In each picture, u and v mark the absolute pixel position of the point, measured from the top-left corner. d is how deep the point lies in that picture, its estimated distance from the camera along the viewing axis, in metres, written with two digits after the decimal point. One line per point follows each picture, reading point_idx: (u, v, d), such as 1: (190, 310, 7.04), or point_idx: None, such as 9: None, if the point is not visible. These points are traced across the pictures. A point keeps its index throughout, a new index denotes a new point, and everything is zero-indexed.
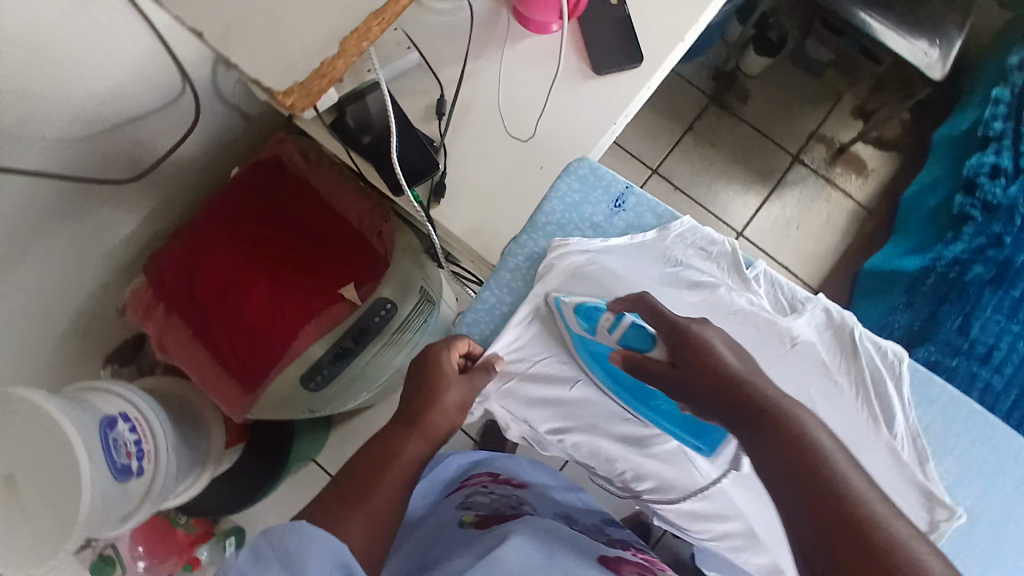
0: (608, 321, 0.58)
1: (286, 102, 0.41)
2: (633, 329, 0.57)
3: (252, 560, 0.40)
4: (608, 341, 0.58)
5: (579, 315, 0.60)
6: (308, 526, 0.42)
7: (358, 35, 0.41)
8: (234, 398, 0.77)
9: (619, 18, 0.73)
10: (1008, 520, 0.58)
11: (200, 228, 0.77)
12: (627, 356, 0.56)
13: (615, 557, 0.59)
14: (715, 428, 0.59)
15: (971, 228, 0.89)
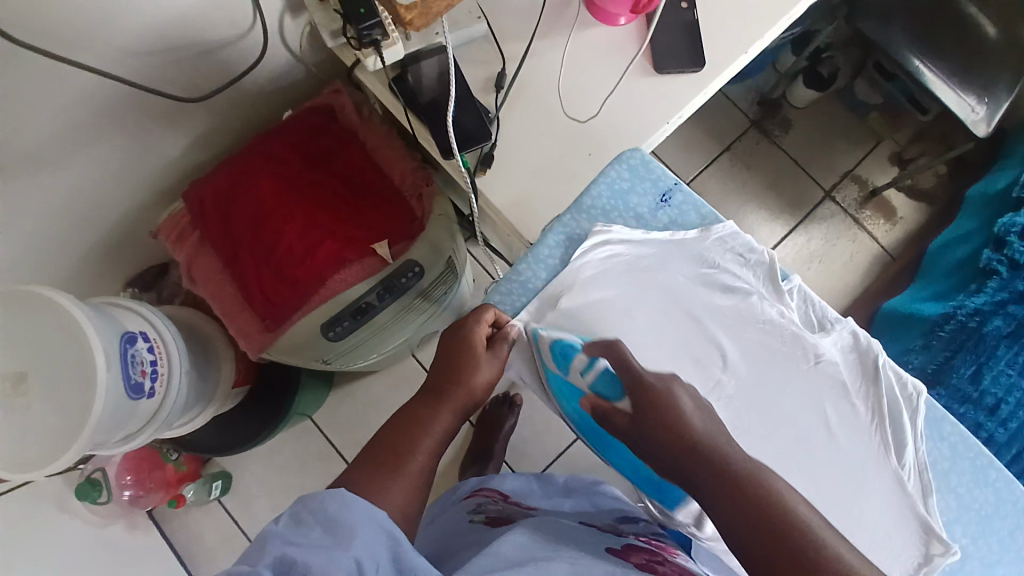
0: (581, 363, 0.60)
1: (408, 17, 0.61)
2: (605, 375, 0.59)
3: (293, 525, 0.42)
4: (579, 383, 0.61)
5: (555, 352, 0.61)
6: (347, 493, 0.44)
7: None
8: (253, 335, 0.78)
9: (688, 21, 0.73)
10: (998, 563, 0.61)
11: (246, 162, 0.79)
12: (595, 404, 0.57)
13: (622, 547, 0.56)
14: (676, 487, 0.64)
15: (995, 282, 0.90)
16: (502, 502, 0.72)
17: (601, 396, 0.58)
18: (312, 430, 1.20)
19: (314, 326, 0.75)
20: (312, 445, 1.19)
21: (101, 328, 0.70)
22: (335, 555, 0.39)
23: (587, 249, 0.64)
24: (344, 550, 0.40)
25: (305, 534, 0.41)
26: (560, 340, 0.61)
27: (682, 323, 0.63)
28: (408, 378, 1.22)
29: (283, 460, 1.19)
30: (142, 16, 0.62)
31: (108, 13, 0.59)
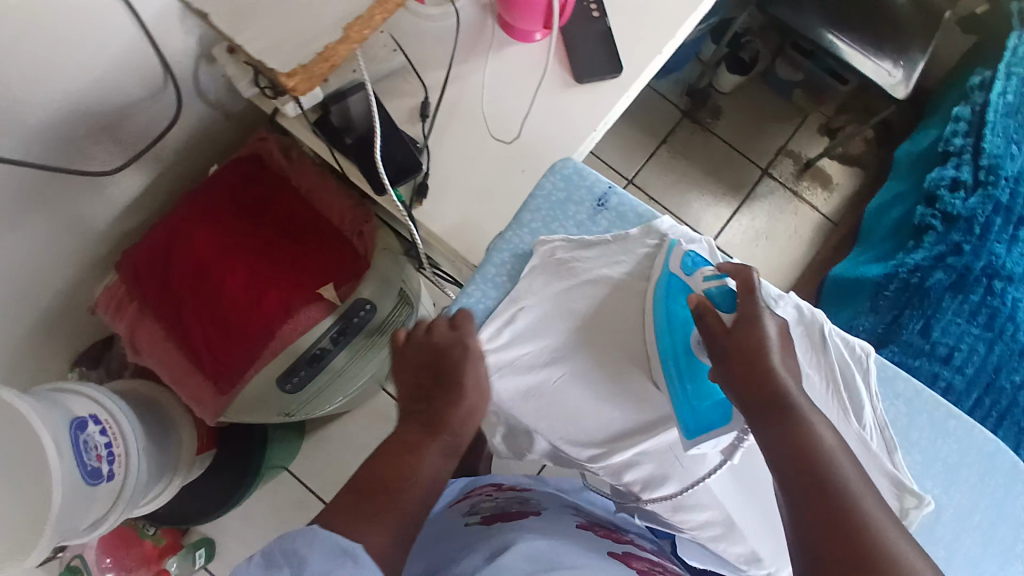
0: (708, 271, 0.57)
1: (291, 83, 0.52)
2: (727, 291, 0.55)
3: (263, 568, 0.40)
4: (694, 286, 0.58)
5: (686, 256, 0.60)
6: (319, 530, 0.43)
7: (355, 25, 0.52)
8: (207, 401, 0.76)
9: (602, 29, 0.75)
10: (972, 513, 0.63)
11: (173, 223, 0.76)
12: (703, 302, 0.54)
13: (622, 552, 0.63)
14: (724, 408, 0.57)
15: (932, 238, 0.93)
16: (492, 496, 0.76)
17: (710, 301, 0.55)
18: (290, 482, 1.17)
19: (269, 380, 0.74)
20: (292, 497, 1.16)
21: (50, 417, 0.67)
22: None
23: (533, 263, 0.65)
24: None
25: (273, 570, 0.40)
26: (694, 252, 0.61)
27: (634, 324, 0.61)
28: (381, 413, 1.20)
29: (264, 517, 1.15)
30: (51, 94, 0.60)
31: (13, 95, 0.57)
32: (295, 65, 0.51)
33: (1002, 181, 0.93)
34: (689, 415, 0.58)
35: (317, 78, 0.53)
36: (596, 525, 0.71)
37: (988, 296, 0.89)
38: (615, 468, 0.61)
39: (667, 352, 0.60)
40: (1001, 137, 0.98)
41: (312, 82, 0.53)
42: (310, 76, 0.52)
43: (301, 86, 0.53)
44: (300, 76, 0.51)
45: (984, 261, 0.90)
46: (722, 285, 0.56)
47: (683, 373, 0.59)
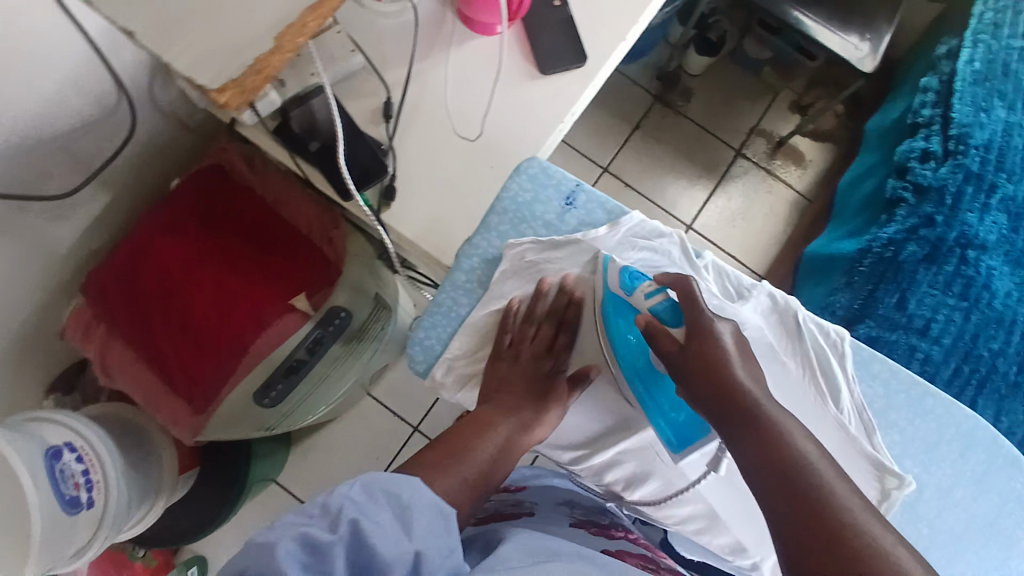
0: (648, 288, 0.57)
1: (221, 99, 0.42)
2: (669, 305, 0.55)
3: (366, 498, 0.46)
4: (640, 305, 0.57)
5: (624, 273, 0.59)
6: (415, 483, 0.49)
7: (293, 30, 0.41)
8: (184, 420, 0.75)
9: (564, 18, 0.73)
10: (953, 483, 0.64)
11: (136, 242, 0.74)
12: (651, 324, 0.54)
13: (615, 550, 0.63)
14: (699, 424, 0.57)
15: (904, 211, 0.93)
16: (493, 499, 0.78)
17: (661, 321, 0.55)
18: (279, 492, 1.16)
19: (245, 398, 0.73)
20: (282, 508, 1.15)
21: (24, 447, 0.65)
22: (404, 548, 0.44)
23: (502, 266, 0.64)
24: (411, 534, 0.45)
25: (378, 510, 0.46)
26: (630, 267, 0.60)
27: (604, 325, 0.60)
28: (366, 417, 1.19)
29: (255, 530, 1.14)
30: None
31: None
32: (224, 79, 0.41)
33: (972, 150, 0.94)
34: (669, 428, 0.59)
35: (249, 90, 0.44)
36: (590, 521, 0.71)
37: (962, 266, 0.89)
38: (596, 469, 0.63)
39: (631, 375, 0.60)
40: (970, 105, 0.98)
41: (245, 95, 0.43)
42: (243, 90, 0.42)
43: (233, 101, 0.43)
44: (232, 91, 0.41)
45: (957, 231, 0.90)
46: (665, 298, 0.56)
47: (652, 391, 0.59)
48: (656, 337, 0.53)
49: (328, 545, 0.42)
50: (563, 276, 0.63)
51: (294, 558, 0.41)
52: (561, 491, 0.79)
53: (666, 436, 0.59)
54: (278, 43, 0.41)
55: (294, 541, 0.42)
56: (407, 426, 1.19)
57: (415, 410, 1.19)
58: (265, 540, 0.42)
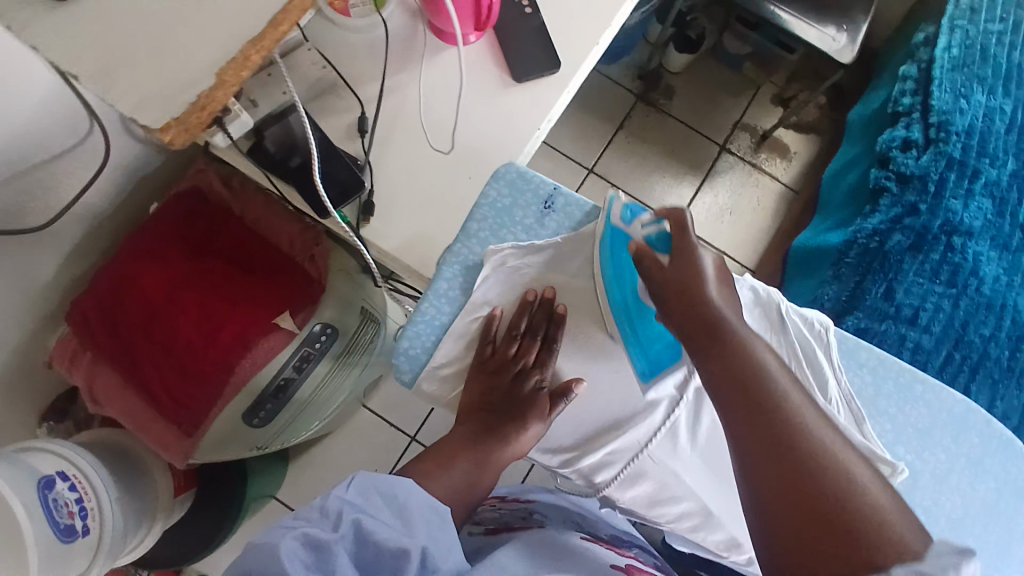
0: (647, 217, 0.56)
1: (166, 138, 0.40)
2: (662, 234, 0.54)
3: (362, 499, 0.47)
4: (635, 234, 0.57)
5: (624, 207, 0.58)
6: (411, 484, 0.50)
7: (235, 65, 0.40)
8: (173, 444, 0.75)
9: (536, 25, 0.73)
10: (948, 473, 0.64)
11: (117, 267, 0.74)
12: (640, 250, 0.54)
13: (625, 564, 0.60)
14: (673, 353, 0.59)
15: (887, 200, 0.94)
16: (497, 507, 0.78)
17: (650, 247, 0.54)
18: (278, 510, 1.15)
19: (233, 420, 0.73)
20: None
21: (16, 479, 0.65)
22: (407, 542, 0.44)
23: (484, 274, 0.62)
24: (413, 532, 0.46)
25: (376, 509, 0.46)
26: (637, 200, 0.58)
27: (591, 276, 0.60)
28: (362, 431, 1.18)
29: None
30: None
31: None
32: (167, 118, 0.39)
33: (953, 137, 0.94)
34: (644, 359, 0.60)
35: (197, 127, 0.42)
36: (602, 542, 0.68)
37: (948, 253, 0.89)
38: (586, 472, 0.62)
39: (615, 303, 0.60)
40: (950, 92, 0.98)
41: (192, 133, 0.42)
42: (187, 128, 0.40)
43: (179, 140, 0.41)
44: (176, 127, 0.40)
45: (941, 219, 0.90)
46: (659, 229, 0.55)
47: (634, 324, 0.60)
48: (644, 262, 0.53)
49: (331, 540, 0.42)
50: (547, 287, 0.62)
51: (297, 557, 0.40)
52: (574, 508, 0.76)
53: (641, 363, 0.60)
54: (222, 79, 0.40)
55: (298, 539, 0.42)
56: (405, 438, 1.18)
57: (412, 421, 1.19)
58: (264, 542, 0.42)
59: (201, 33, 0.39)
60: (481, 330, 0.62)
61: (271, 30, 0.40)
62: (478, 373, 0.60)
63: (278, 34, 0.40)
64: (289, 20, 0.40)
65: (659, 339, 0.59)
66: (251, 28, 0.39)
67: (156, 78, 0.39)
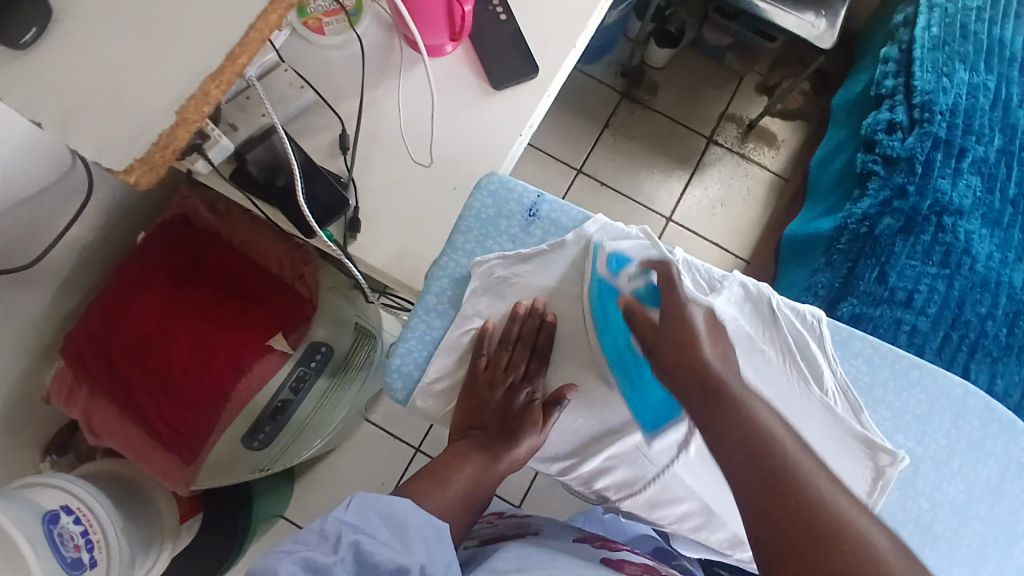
0: (634, 270, 0.61)
1: (130, 178, 0.42)
2: (651, 289, 0.61)
3: (360, 518, 0.46)
4: (621, 286, 0.61)
5: (610, 257, 0.61)
6: (409, 502, 0.50)
7: (196, 101, 0.40)
8: (175, 472, 0.76)
9: (511, 32, 0.73)
10: (950, 458, 0.63)
11: (109, 298, 0.74)
12: (632, 303, 0.59)
13: (616, 559, 0.64)
14: (671, 407, 0.61)
15: (875, 184, 0.93)
16: (494, 523, 0.78)
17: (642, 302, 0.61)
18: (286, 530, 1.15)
19: (233, 446, 0.74)
20: None
21: (19, 515, 0.65)
22: (405, 561, 0.44)
23: (472, 285, 0.62)
24: (410, 550, 0.46)
25: (375, 529, 0.46)
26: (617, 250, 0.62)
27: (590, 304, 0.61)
28: (366, 445, 1.18)
29: None
30: None
31: None
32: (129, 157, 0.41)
33: (937, 116, 0.94)
34: (643, 411, 0.61)
35: (162, 165, 0.43)
36: (594, 541, 0.71)
37: (939, 233, 0.89)
38: (586, 478, 0.61)
39: (610, 355, 0.61)
40: (932, 71, 0.98)
41: (158, 171, 0.43)
42: (153, 168, 0.42)
43: (146, 177, 0.43)
44: (138, 170, 0.42)
45: (931, 200, 0.90)
46: (647, 283, 0.61)
47: (631, 377, 0.61)
48: (634, 315, 0.59)
49: (330, 564, 0.42)
50: (533, 297, 0.61)
51: None
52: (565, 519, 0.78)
53: (642, 416, 0.61)
54: (183, 116, 0.40)
55: (296, 564, 0.41)
56: (409, 449, 1.18)
57: (415, 433, 1.18)
58: (261, 568, 0.42)
59: (161, 72, 0.39)
60: (472, 343, 0.61)
61: (228, 65, 0.40)
62: (469, 391, 0.60)
63: (237, 68, 0.40)
64: (246, 54, 0.40)
65: (654, 388, 0.61)
66: (211, 65, 0.39)
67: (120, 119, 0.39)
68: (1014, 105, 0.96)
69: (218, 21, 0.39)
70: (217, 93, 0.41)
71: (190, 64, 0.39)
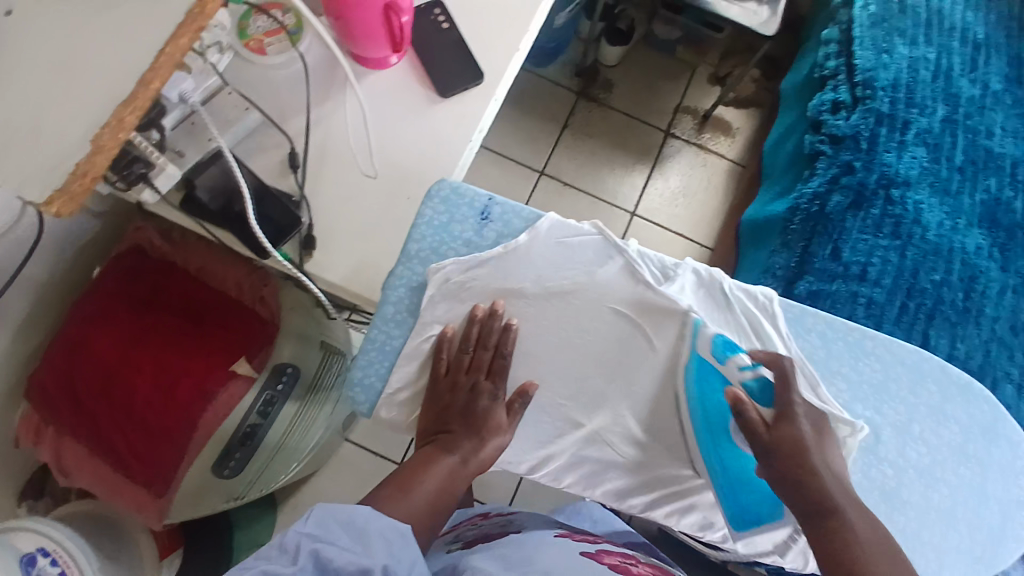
0: (744, 361, 0.61)
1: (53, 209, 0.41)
2: (763, 385, 0.61)
3: (322, 527, 0.46)
4: (732, 378, 0.62)
5: (718, 344, 0.62)
6: (370, 509, 0.49)
7: (110, 129, 0.40)
8: (149, 505, 0.76)
9: (453, 40, 0.74)
10: (911, 423, 0.65)
11: (69, 335, 0.73)
12: (741, 398, 0.59)
13: (597, 551, 0.64)
14: (773, 510, 0.62)
15: (824, 163, 0.96)
16: (478, 524, 0.77)
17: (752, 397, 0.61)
18: None
19: (204, 472, 0.74)
20: None
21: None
22: (368, 562, 0.45)
23: (428, 291, 0.62)
24: (371, 554, 0.46)
25: (336, 536, 0.46)
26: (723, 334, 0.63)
27: (548, 302, 0.63)
28: (349, 463, 1.17)
29: None
30: None
31: None
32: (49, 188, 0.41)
33: (879, 92, 0.97)
34: (735, 504, 0.62)
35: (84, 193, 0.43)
36: (575, 534, 0.71)
37: (888, 206, 0.91)
38: (554, 472, 0.62)
39: (706, 441, 0.63)
40: (871, 48, 1.00)
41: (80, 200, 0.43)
42: (73, 198, 0.42)
43: (68, 209, 0.42)
44: (59, 199, 0.41)
45: (878, 174, 0.92)
46: (758, 376, 0.61)
47: (727, 470, 0.62)
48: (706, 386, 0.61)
49: (289, 573, 0.42)
50: (493, 301, 0.62)
51: None
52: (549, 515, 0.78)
53: (737, 513, 0.62)
54: (97, 144, 0.41)
55: None
56: (392, 463, 1.17)
57: (396, 446, 1.18)
58: None
59: (71, 100, 0.39)
60: (433, 349, 0.62)
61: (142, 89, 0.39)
62: (431, 395, 0.60)
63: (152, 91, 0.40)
64: (159, 78, 0.41)
65: (752, 489, 0.62)
66: (123, 92, 0.40)
67: (33, 150, 0.39)
68: (955, 75, 0.99)
69: (126, 45, 0.39)
70: (134, 118, 0.41)
71: (105, 92, 0.39)
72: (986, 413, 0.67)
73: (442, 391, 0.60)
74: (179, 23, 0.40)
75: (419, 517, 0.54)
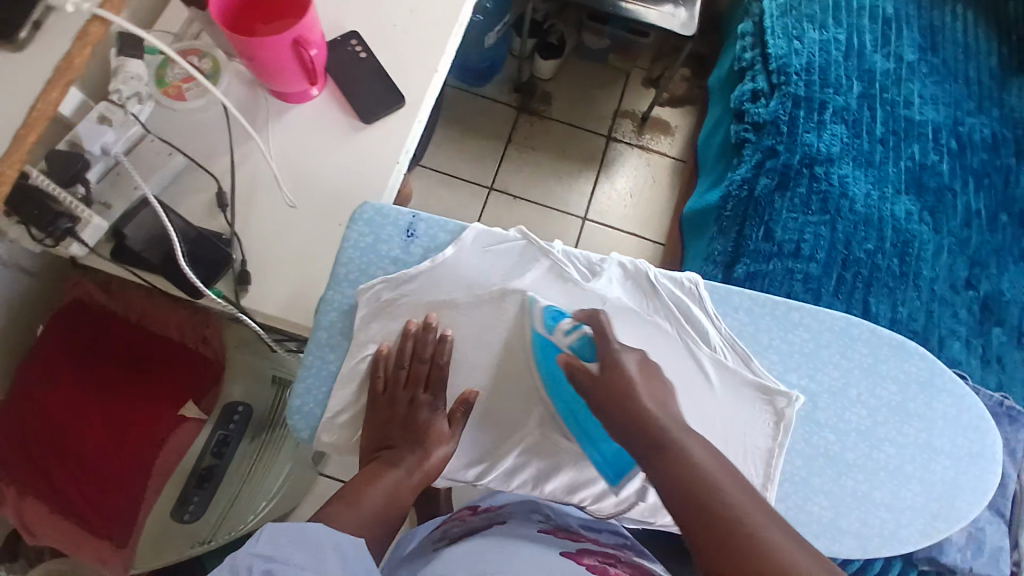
0: (568, 324, 0.63)
1: None
2: (585, 340, 0.62)
3: (273, 545, 0.46)
4: (560, 343, 0.63)
5: (547, 313, 0.64)
6: (321, 526, 0.49)
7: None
8: (111, 560, 0.73)
9: (369, 68, 0.76)
10: (846, 387, 0.67)
11: (21, 392, 0.72)
12: (572, 360, 0.60)
13: (577, 551, 0.62)
14: (626, 458, 0.63)
15: (749, 149, 1.00)
16: (466, 521, 0.72)
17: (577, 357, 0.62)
18: None
19: (165, 518, 0.74)
20: None
21: None
22: None
23: (360, 312, 0.64)
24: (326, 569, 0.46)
25: (288, 554, 0.46)
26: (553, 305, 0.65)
27: (480, 309, 0.65)
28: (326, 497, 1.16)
29: None
30: None
31: None
32: None
33: (793, 77, 1.01)
34: (602, 460, 0.64)
35: None
36: (560, 531, 0.68)
37: (814, 182, 0.95)
38: (502, 475, 0.64)
39: (559, 406, 0.64)
40: (782, 37, 1.05)
41: None
42: None
43: None
44: None
45: (800, 154, 0.96)
46: (581, 335, 0.63)
47: (582, 422, 0.64)
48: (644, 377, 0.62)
49: None
50: (425, 315, 0.63)
51: None
52: (542, 505, 0.74)
53: (601, 469, 0.64)
54: None
55: None
56: None
57: None
58: None
59: None
60: (369, 368, 0.64)
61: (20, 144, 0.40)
62: (372, 412, 0.61)
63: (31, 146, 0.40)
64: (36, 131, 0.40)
65: (610, 438, 0.64)
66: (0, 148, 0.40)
67: None
68: (867, 53, 1.04)
69: None
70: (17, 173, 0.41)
71: None
72: (919, 369, 0.69)
73: (383, 408, 0.61)
74: (51, 80, 0.41)
75: (363, 534, 0.54)
